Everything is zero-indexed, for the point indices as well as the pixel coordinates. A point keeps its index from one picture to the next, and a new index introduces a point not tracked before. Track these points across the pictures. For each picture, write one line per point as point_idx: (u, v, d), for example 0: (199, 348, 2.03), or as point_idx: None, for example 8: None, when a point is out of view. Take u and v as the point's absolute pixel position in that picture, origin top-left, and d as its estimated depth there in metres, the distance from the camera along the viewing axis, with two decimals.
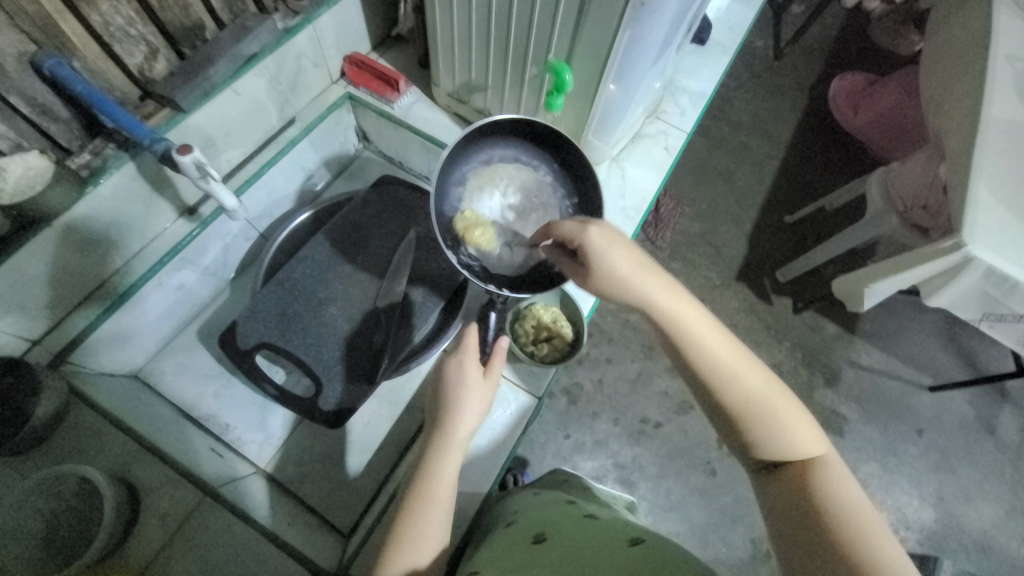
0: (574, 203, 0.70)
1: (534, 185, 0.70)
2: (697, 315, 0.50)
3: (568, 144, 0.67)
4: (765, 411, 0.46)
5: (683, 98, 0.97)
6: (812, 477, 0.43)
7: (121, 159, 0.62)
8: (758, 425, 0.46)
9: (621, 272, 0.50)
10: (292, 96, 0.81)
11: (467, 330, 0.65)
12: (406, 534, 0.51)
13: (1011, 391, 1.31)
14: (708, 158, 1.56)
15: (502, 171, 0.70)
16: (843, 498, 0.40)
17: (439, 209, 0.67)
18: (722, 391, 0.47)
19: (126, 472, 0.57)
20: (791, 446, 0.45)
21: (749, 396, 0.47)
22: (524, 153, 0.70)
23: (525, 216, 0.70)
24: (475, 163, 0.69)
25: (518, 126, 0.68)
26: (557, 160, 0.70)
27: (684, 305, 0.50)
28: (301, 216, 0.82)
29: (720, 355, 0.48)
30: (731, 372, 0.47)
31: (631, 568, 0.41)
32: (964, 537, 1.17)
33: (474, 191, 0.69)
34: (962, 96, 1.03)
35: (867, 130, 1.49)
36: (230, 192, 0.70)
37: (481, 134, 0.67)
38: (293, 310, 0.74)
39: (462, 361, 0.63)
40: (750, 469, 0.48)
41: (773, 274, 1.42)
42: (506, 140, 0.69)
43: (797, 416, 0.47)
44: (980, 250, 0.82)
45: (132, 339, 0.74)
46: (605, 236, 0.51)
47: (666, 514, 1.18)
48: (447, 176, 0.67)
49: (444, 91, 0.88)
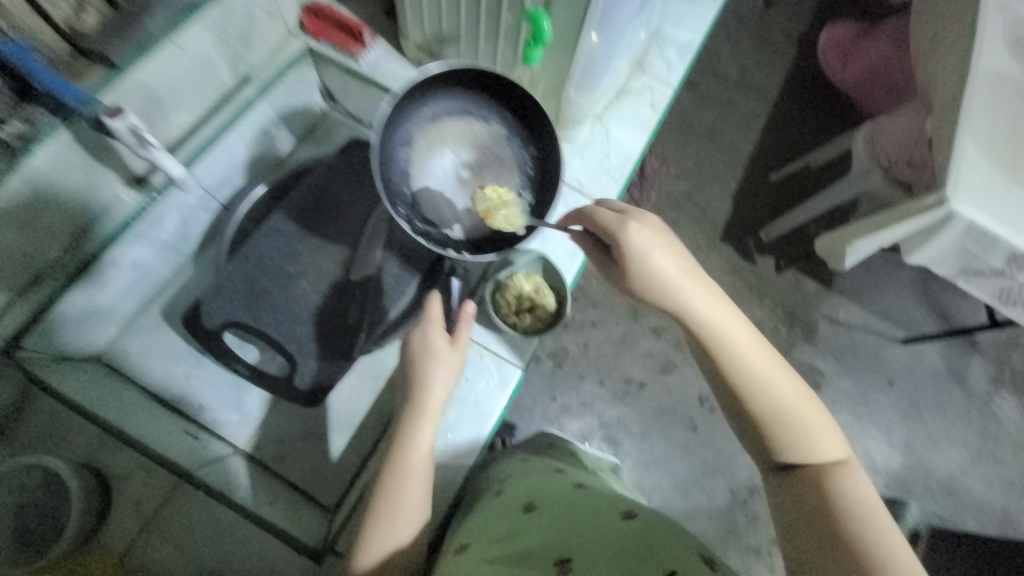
0: (530, 152, 0.67)
1: (487, 138, 0.66)
2: (731, 320, 0.51)
3: (517, 89, 0.64)
4: (789, 415, 0.48)
5: (670, 50, 0.91)
6: (830, 480, 0.45)
7: (53, 125, 0.54)
8: (782, 427, 0.48)
9: (662, 273, 0.52)
10: (245, 51, 0.73)
11: (430, 297, 0.62)
12: (385, 510, 0.52)
13: (980, 342, 1.35)
14: (695, 113, 1.50)
15: (450, 127, 0.65)
16: (858, 500, 0.43)
17: (387, 175, 0.62)
18: (751, 395, 0.49)
19: (93, 461, 0.56)
20: (812, 450, 0.47)
21: (777, 401, 0.48)
22: (472, 104, 0.65)
23: (481, 173, 0.66)
24: (419, 120, 0.64)
25: (459, 75, 0.63)
26: (508, 109, 0.66)
27: (720, 310, 0.51)
28: (256, 191, 0.77)
29: (751, 360, 0.50)
30: (761, 375, 0.49)
31: (606, 543, 0.43)
32: (928, 479, 1.24)
33: (423, 152, 0.65)
34: (952, 44, 1.00)
35: (856, 82, 1.45)
36: (174, 158, 0.65)
37: (421, 89, 0.62)
38: (262, 285, 0.71)
39: (426, 330, 0.60)
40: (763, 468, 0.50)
41: (757, 232, 1.41)
42: (450, 91, 0.65)
43: (821, 422, 0.49)
44: (962, 206, 0.81)
45: (89, 323, 0.70)
46: (648, 236, 0.52)
47: (650, 468, 1.22)
48: (391, 139, 0.63)
49: (414, 44, 0.82)
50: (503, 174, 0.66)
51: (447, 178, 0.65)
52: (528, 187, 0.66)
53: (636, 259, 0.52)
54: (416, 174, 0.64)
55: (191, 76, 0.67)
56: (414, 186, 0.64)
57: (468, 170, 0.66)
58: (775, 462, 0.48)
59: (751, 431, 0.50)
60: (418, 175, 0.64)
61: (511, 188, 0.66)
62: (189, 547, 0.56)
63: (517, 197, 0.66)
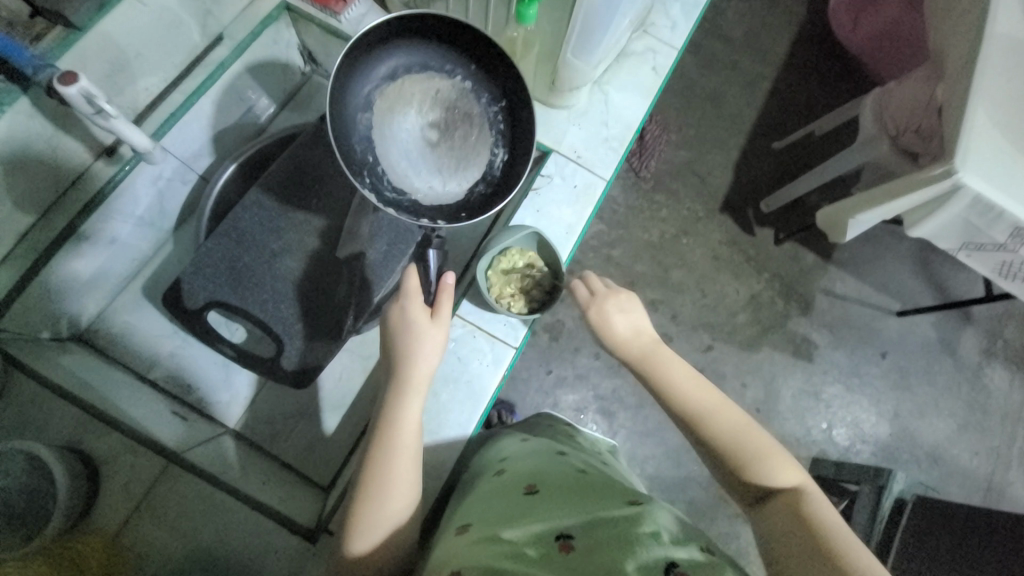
0: (501, 107, 0.59)
1: (453, 94, 0.58)
2: (680, 370, 0.56)
3: (481, 35, 0.56)
4: (744, 447, 0.50)
5: (675, 8, 0.85)
6: (795, 504, 0.45)
7: (11, 92, 0.53)
8: (739, 458, 0.50)
9: (618, 334, 0.60)
10: (217, 9, 0.70)
11: (408, 272, 0.60)
12: (376, 486, 0.51)
13: (975, 314, 1.35)
14: (697, 77, 1.44)
15: (411, 84, 0.57)
16: (818, 517, 0.43)
17: (345, 142, 0.54)
18: (704, 434, 0.52)
19: (80, 444, 0.55)
20: (773, 479, 0.48)
21: (725, 433, 0.51)
22: (433, 57, 0.57)
23: (449, 133, 0.58)
24: (375, 79, 0.56)
25: (415, 22, 0.55)
26: (474, 59, 0.58)
27: (672, 364, 0.57)
28: (226, 171, 0.73)
29: (699, 403, 0.54)
30: (703, 410, 0.53)
31: (605, 520, 0.42)
32: (915, 448, 1.27)
33: (383, 114, 0.57)
34: (969, 2, 0.94)
35: (867, 44, 1.38)
36: (141, 132, 0.61)
37: (373, 43, 0.54)
38: (244, 263, 0.68)
39: (404, 307, 0.57)
40: (743, 505, 0.50)
41: (757, 203, 1.37)
42: (407, 43, 0.57)
43: (780, 453, 0.49)
44: (972, 178, 0.78)
45: (64, 299, 0.66)
46: (603, 308, 0.62)
47: (643, 439, 1.23)
48: (344, 102, 0.55)
49: (398, 2, 0.75)
50: (474, 133, 0.59)
51: (412, 142, 0.58)
52: (501, 144, 0.59)
53: (595, 324, 0.62)
54: (378, 140, 0.56)
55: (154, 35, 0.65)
56: (377, 152, 0.56)
57: (435, 131, 0.58)
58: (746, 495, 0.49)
59: (718, 469, 0.52)
60: (380, 140, 0.56)
61: (484, 148, 0.59)
62: (183, 529, 0.55)
63: (491, 157, 0.59)
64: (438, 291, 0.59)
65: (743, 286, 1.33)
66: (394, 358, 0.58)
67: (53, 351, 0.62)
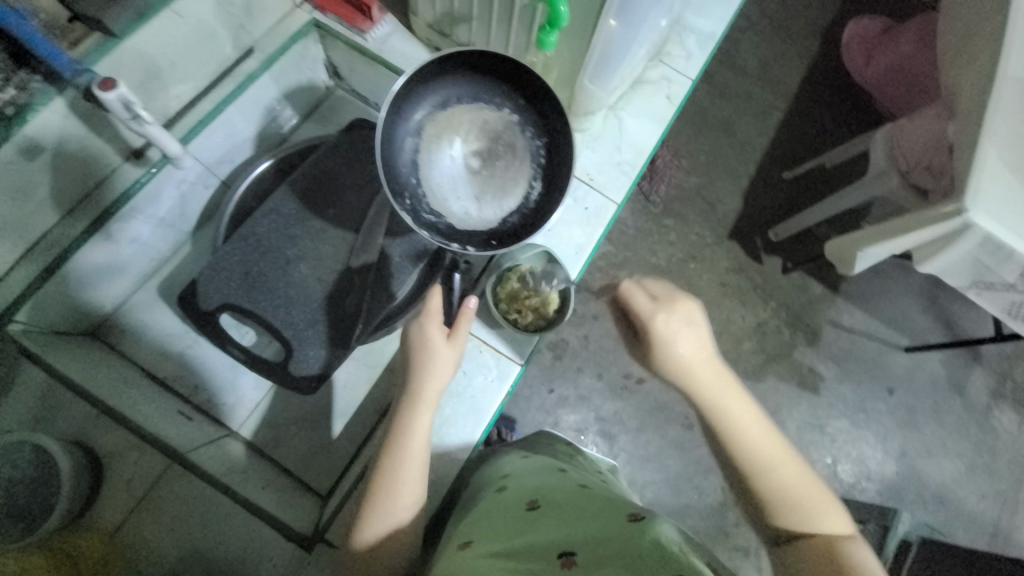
0: (544, 142, 0.60)
1: (499, 125, 0.59)
2: (741, 401, 0.52)
3: (531, 75, 0.56)
4: (795, 493, 0.48)
5: (690, 39, 0.88)
6: (840, 556, 0.44)
7: (47, 93, 0.54)
8: (787, 504, 0.48)
9: (682, 355, 0.52)
10: (249, 22, 0.72)
11: (432, 292, 0.60)
12: (383, 496, 0.51)
13: (984, 353, 1.34)
14: (709, 106, 1.46)
15: (460, 112, 0.59)
16: (868, 571, 0.42)
17: (390, 163, 0.57)
18: (755, 475, 0.49)
19: (87, 439, 0.55)
20: (817, 526, 0.47)
21: (783, 479, 0.48)
22: (484, 87, 0.58)
23: (491, 163, 0.59)
24: (427, 105, 0.58)
25: (471, 56, 0.56)
26: (524, 94, 0.58)
27: (733, 393, 0.52)
28: (261, 164, 0.75)
29: (757, 440, 0.50)
30: (765, 451, 0.49)
31: (610, 533, 0.42)
32: (922, 488, 1.24)
33: (430, 140, 0.58)
34: (982, 46, 0.95)
35: (879, 81, 1.40)
36: (171, 136, 0.64)
37: (428, 71, 0.56)
38: (259, 268, 0.70)
39: (422, 323, 0.58)
40: (770, 541, 0.49)
41: (766, 232, 1.38)
42: (461, 73, 0.57)
43: (828, 501, 0.48)
44: (982, 218, 0.79)
45: (81, 293, 0.67)
46: (673, 324, 0.53)
47: (643, 464, 1.22)
48: (395, 125, 0.57)
49: (423, 23, 0.78)
50: (515, 165, 0.60)
51: (455, 169, 0.59)
52: (539, 178, 0.60)
53: (658, 340, 0.54)
54: (422, 163, 0.58)
55: (190, 45, 0.66)
56: (421, 176, 0.58)
57: (477, 159, 0.59)
58: (780, 535, 0.48)
59: (756, 510, 0.50)
60: (424, 164, 0.58)
61: (522, 181, 0.60)
62: (181, 530, 0.55)
63: (528, 190, 0.60)
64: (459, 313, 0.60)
65: (750, 314, 1.33)
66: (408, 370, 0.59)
67: (67, 345, 0.63)
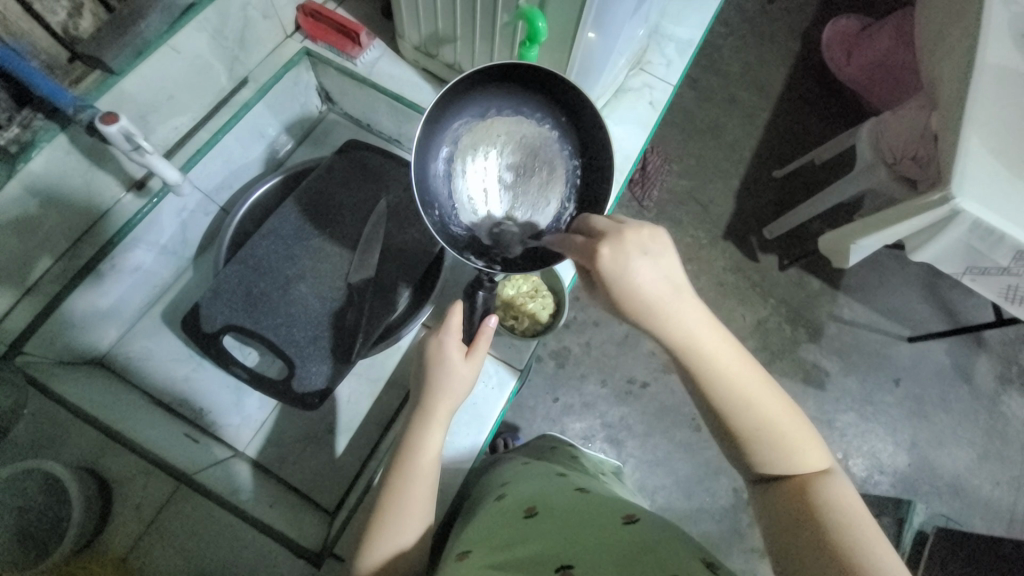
0: (580, 163, 0.59)
1: (538, 141, 0.60)
2: (712, 335, 0.46)
3: (576, 92, 0.55)
4: (772, 429, 0.45)
5: (669, 47, 0.91)
6: (814, 492, 0.42)
7: (50, 130, 0.56)
8: (765, 439, 0.45)
9: (642, 289, 0.44)
10: (243, 54, 0.75)
11: (453, 309, 0.60)
12: (392, 515, 0.51)
13: (987, 339, 1.34)
14: (696, 111, 1.50)
15: (499, 126, 0.59)
16: (846, 512, 0.40)
17: (424, 170, 0.56)
18: (733, 413, 0.45)
19: (96, 465, 0.54)
20: (793, 459, 0.44)
21: (758, 419, 0.45)
22: (526, 102, 0.58)
23: (526, 177, 0.60)
24: (468, 116, 0.58)
25: (518, 71, 0.56)
26: (566, 112, 0.58)
27: (705, 326, 0.46)
28: (266, 184, 0.78)
29: (733, 378, 0.45)
30: (740, 388, 0.45)
31: (618, 546, 0.42)
32: (936, 480, 1.23)
33: (467, 151, 0.59)
34: (958, 38, 0.98)
35: (860, 78, 1.43)
36: (171, 164, 0.66)
37: (474, 82, 0.55)
38: (261, 288, 0.71)
39: (443, 342, 0.58)
40: (750, 481, 0.47)
41: (761, 230, 1.39)
42: (504, 87, 0.57)
43: (804, 431, 0.46)
44: (969, 203, 0.80)
45: (84, 331, 0.69)
46: (620, 246, 0.44)
47: (652, 469, 1.21)
48: (434, 133, 0.56)
49: (410, 45, 0.81)
50: (550, 182, 0.60)
51: (488, 180, 0.60)
52: (572, 199, 0.59)
53: (611, 277, 0.44)
54: (456, 173, 0.59)
55: (189, 80, 0.68)
56: (453, 186, 0.58)
57: (512, 173, 0.60)
58: (757, 474, 0.46)
59: (731, 447, 0.47)
60: (459, 174, 0.59)
61: (556, 199, 0.59)
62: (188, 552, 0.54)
63: (560, 209, 0.59)
64: (476, 332, 0.60)
65: (750, 312, 1.34)
66: (421, 386, 0.59)
67: (74, 374, 0.64)
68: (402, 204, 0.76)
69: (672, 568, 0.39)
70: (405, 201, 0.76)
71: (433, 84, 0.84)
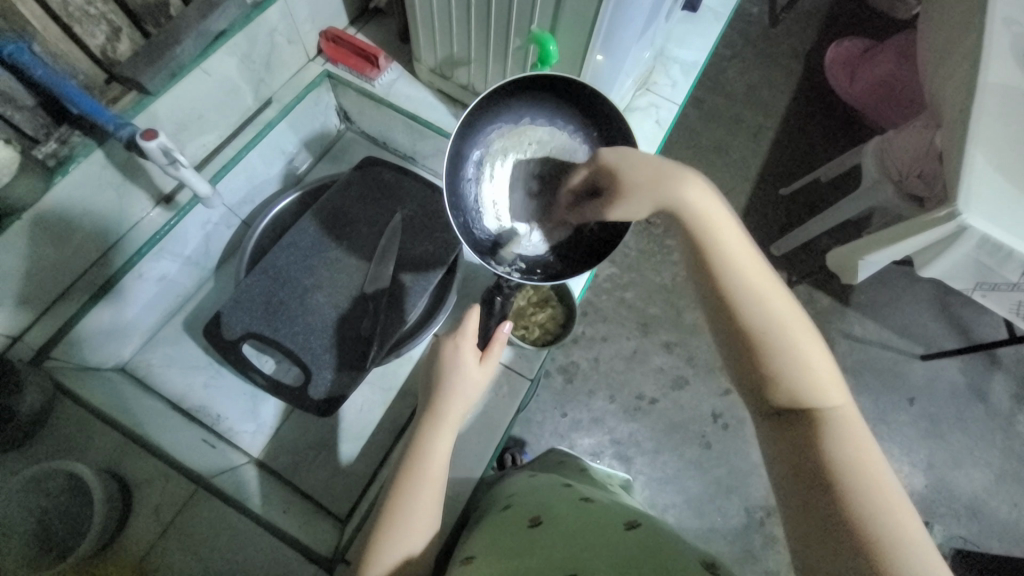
0: None
1: (566, 151, 0.61)
2: (737, 243, 0.47)
3: (611, 109, 0.57)
4: (796, 359, 0.43)
5: (674, 69, 0.94)
6: (823, 434, 0.41)
7: (87, 146, 0.59)
8: (786, 371, 0.43)
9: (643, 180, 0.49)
10: (268, 77, 0.79)
11: (469, 312, 0.63)
12: (399, 525, 0.50)
13: (1002, 358, 1.32)
14: (702, 130, 1.53)
15: (530, 134, 0.60)
16: (862, 464, 0.39)
17: (455, 172, 0.59)
18: (761, 336, 0.44)
19: (117, 467, 0.55)
20: (811, 393, 0.42)
21: (786, 348, 0.43)
22: (559, 114, 0.60)
23: (551, 187, 0.62)
24: (501, 121, 0.60)
25: (557, 83, 0.58)
26: (597, 126, 0.60)
27: (726, 231, 0.48)
28: (286, 199, 0.81)
29: (763, 296, 0.45)
30: (768, 308, 0.44)
31: (629, 548, 0.43)
32: (955, 502, 1.20)
33: (497, 156, 0.61)
34: (962, 58, 1.00)
35: (863, 97, 1.46)
36: (202, 178, 0.69)
37: (513, 90, 0.58)
38: (279, 298, 0.73)
39: (457, 345, 0.61)
40: (759, 416, 0.46)
41: (767, 247, 1.41)
42: (541, 96, 0.59)
43: (828, 371, 0.43)
44: (975, 219, 0.81)
45: (109, 339, 0.71)
46: (624, 151, 0.51)
47: (662, 487, 1.19)
48: (469, 136, 0.59)
49: (426, 68, 0.85)
50: None
51: (514, 186, 0.62)
52: None
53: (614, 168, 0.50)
54: (483, 177, 0.61)
55: (216, 99, 0.72)
56: (480, 190, 0.61)
57: (537, 182, 0.62)
58: (770, 408, 0.44)
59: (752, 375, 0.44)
60: (485, 179, 0.61)
61: None
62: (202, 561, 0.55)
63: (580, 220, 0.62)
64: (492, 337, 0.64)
65: None
66: (431, 391, 0.61)
67: (98, 380, 0.66)
68: (416, 218, 0.79)
69: (676, 567, 0.40)
70: (419, 214, 0.79)
71: (446, 105, 0.88)
